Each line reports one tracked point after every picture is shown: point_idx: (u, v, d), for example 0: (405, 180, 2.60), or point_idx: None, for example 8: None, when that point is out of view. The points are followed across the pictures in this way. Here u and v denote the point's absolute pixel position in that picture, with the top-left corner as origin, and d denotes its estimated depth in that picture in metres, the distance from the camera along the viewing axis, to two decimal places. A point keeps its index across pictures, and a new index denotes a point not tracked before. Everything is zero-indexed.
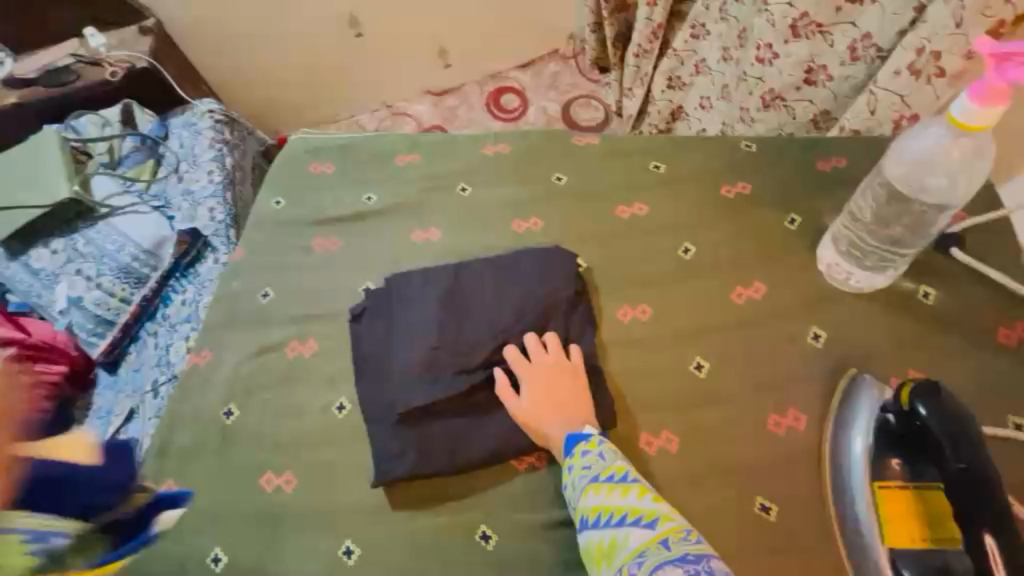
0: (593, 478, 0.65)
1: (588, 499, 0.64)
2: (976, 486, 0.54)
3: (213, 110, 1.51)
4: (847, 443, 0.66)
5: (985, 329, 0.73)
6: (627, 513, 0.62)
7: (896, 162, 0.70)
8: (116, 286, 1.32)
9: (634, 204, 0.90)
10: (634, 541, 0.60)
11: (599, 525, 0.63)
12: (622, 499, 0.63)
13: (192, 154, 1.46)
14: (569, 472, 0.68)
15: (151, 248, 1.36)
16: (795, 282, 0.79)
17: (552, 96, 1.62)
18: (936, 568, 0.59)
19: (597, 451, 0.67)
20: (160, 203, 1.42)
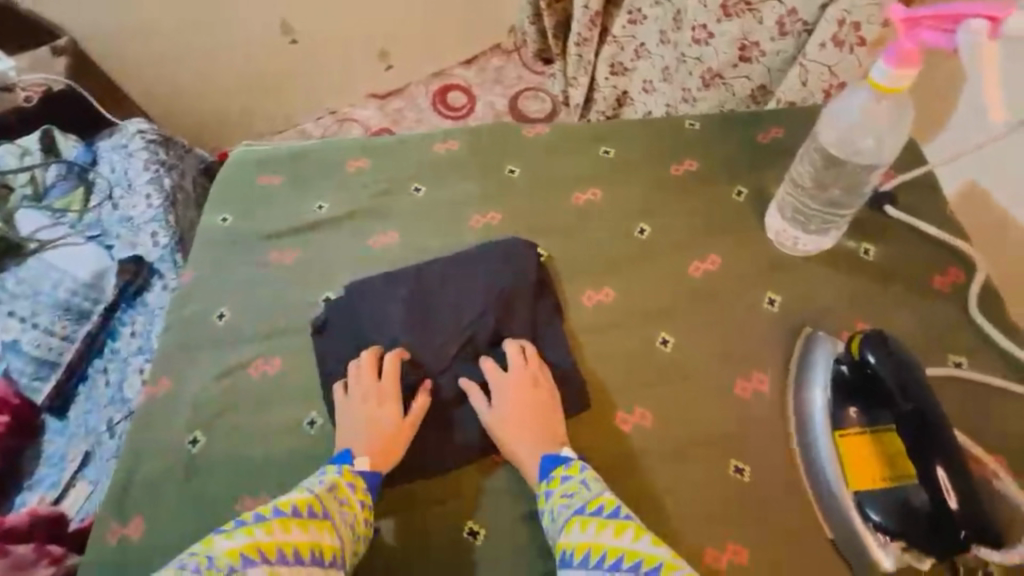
0: (578, 511, 0.63)
1: (575, 534, 0.61)
2: (926, 424, 0.57)
3: (144, 130, 1.44)
4: (808, 398, 0.69)
5: (921, 278, 0.78)
6: (623, 556, 0.59)
7: (828, 129, 0.74)
8: (57, 324, 1.26)
9: (588, 191, 0.92)
10: None
11: (591, 567, 0.59)
12: (615, 539, 0.60)
13: (126, 179, 1.40)
14: (548, 498, 0.66)
15: (92, 280, 1.31)
16: (747, 251, 0.82)
17: (498, 90, 1.63)
18: (899, 505, 0.61)
19: (579, 477, 0.66)
20: (95, 232, 1.36)
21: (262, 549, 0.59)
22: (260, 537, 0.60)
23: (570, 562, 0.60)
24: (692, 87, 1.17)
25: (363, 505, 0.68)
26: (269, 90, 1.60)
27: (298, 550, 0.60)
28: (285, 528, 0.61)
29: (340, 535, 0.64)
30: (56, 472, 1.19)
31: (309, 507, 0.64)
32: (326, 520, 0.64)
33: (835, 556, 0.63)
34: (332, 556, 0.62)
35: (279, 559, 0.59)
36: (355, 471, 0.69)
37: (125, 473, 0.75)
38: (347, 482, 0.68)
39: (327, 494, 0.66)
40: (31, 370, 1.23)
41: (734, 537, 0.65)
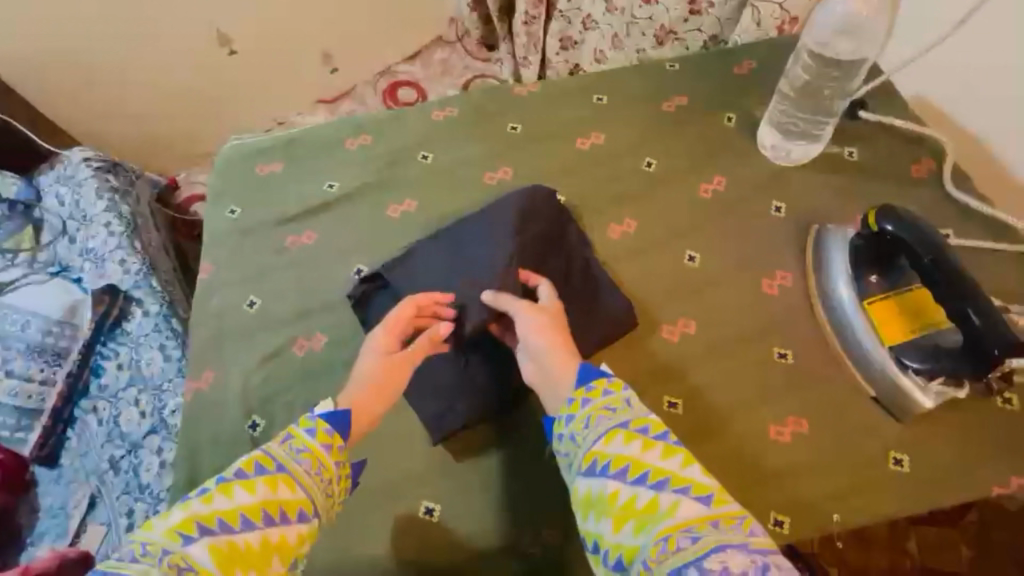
0: (620, 426, 0.60)
1: (616, 447, 0.58)
2: (945, 271, 0.63)
3: (89, 158, 1.40)
4: (833, 286, 0.75)
5: (902, 168, 0.87)
6: (668, 479, 0.56)
7: (814, 37, 0.83)
8: (32, 368, 1.24)
9: (591, 135, 0.96)
10: (681, 513, 0.54)
11: (628, 481, 0.57)
12: (662, 460, 0.57)
13: (80, 210, 1.36)
14: (585, 406, 0.62)
15: (65, 316, 1.28)
16: (747, 169, 0.89)
17: (448, 82, 1.52)
18: (930, 348, 0.68)
19: (623, 393, 0.62)
20: (56, 268, 1.36)
21: (200, 521, 0.53)
22: (196, 511, 0.54)
23: (604, 472, 0.58)
24: (644, 47, 1.28)
25: (329, 449, 0.62)
26: (219, 100, 1.55)
27: (245, 515, 0.55)
28: (226, 494, 0.56)
29: (303, 488, 0.58)
30: (61, 522, 1.22)
31: (256, 465, 0.58)
32: (281, 473, 0.58)
33: (881, 410, 0.71)
34: (298, 512, 0.57)
35: (220, 527, 0.54)
36: (315, 414, 0.63)
37: (187, 469, 0.73)
38: (304, 429, 0.62)
39: (277, 448, 0.60)
40: (14, 421, 1.23)
41: (790, 411, 0.71)
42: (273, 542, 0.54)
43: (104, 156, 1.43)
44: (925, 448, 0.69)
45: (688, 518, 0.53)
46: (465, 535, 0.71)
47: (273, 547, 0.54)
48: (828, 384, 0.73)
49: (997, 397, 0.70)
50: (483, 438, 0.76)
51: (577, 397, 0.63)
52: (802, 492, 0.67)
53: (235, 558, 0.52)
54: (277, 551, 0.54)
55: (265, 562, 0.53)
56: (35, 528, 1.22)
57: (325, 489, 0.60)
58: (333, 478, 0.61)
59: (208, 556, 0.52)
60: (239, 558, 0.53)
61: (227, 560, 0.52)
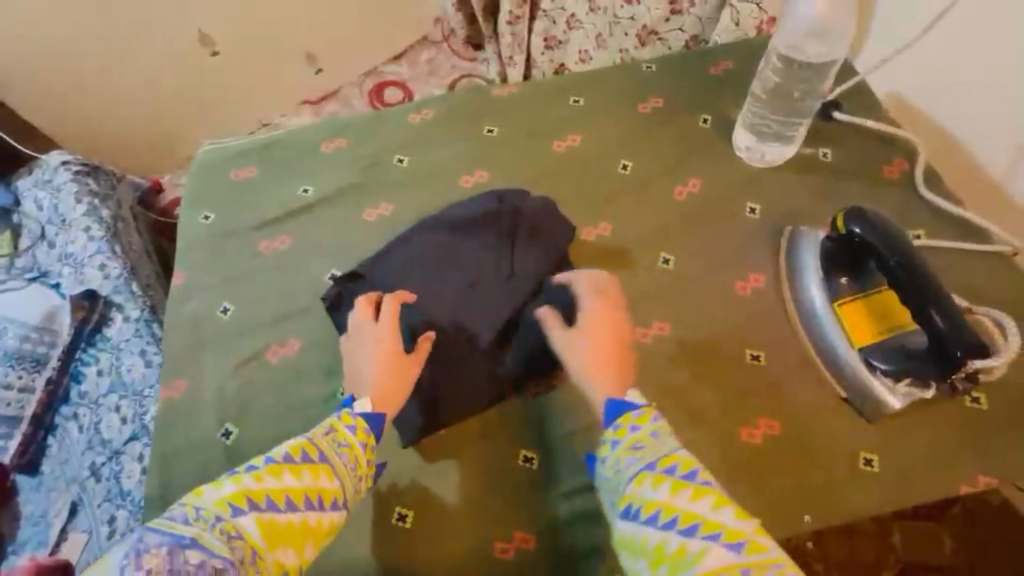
0: (646, 467, 0.55)
1: (645, 491, 0.53)
2: (912, 272, 0.64)
3: (67, 162, 1.38)
4: (805, 289, 0.75)
5: (875, 169, 0.88)
6: (698, 524, 0.50)
7: (784, 40, 0.84)
8: (12, 376, 1.24)
9: (567, 138, 0.96)
10: (711, 561, 0.48)
11: (657, 526, 0.51)
12: (691, 503, 0.51)
13: (59, 215, 1.35)
14: (612, 447, 0.58)
15: (43, 322, 1.28)
16: (723, 170, 0.89)
17: (434, 83, 1.50)
18: (898, 349, 0.69)
19: (650, 428, 0.57)
20: (34, 274, 1.36)
21: (252, 496, 0.53)
22: (247, 486, 0.54)
23: (636, 517, 0.52)
24: (627, 48, 1.27)
25: (365, 446, 0.63)
26: (201, 102, 1.52)
27: (291, 497, 0.55)
28: (275, 474, 0.56)
29: (340, 479, 0.59)
30: (43, 530, 1.20)
31: (303, 452, 0.59)
32: (324, 463, 0.59)
33: (853, 412, 0.71)
34: (332, 501, 0.57)
35: (268, 505, 0.53)
36: (356, 412, 0.65)
37: (159, 478, 0.73)
38: (346, 425, 0.64)
39: (322, 438, 0.61)
40: None
41: (762, 413, 0.72)
42: (310, 527, 0.55)
43: (82, 160, 1.41)
44: (896, 449, 0.69)
45: (718, 571, 0.47)
46: (440, 542, 0.70)
47: (310, 531, 0.54)
48: (800, 385, 0.73)
49: (966, 397, 0.71)
50: (456, 441, 0.75)
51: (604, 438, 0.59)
52: (770, 492, 0.67)
53: (278, 537, 0.52)
54: (312, 536, 0.55)
55: (301, 544, 0.53)
56: (16, 536, 1.21)
57: (356, 487, 0.61)
58: (363, 475, 0.62)
59: (257, 529, 0.51)
60: (283, 536, 0.52)
61: (271, 537, 0.52)
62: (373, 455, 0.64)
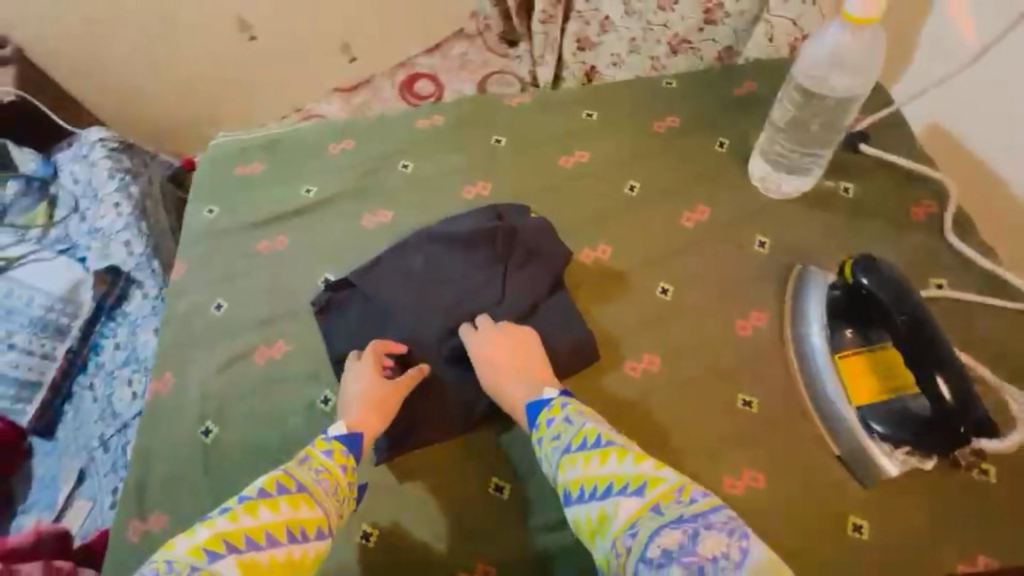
0: (566, 449, 0.62)
1: (568, 472, 0.61)
2: (920, 332, 0.59)
3: (104, 138, 1.41)
4: (807, 337, 0.72)
5: (900, 209, 0.82)
6: (612, 483, 0.58)
7: (805, 70, 0.78)
8: (34, 342, 1.25)
9: (575, 153, 0.93)
10: (625, 511, 0.56)
11: (583, 499, 0.59)
12: (603, 467, 0.60)
13: (92, 189, 1.38)
14: (539, 444, 0.65)
15: (67, 293, 1.30)
16: (735, 198, 0.85)
17: (465, 78, 1.37)
18: (898, 412, 0.65)
19: (563, 415, 0.65)
20: (64, 246, 1.37)
21: (228, 540, 0.53)
22: (224, 528, 0.54)
23: (565, 498, 0.60)
24: (658, 55, 1.23)
25: (344, 469, 0.64)
26: (232, 88, 1.53)
27: (270, 533, 0.55)
28: (252, 511, 0.56)
29: (321, 505, 0.59)
30: (52, 493, 1.21)
31: (279, 484, 0.59)
32: (303, 492, 0.59)
33: (845, 472, 0.67)
34: (316, 530, 0.57)
35: (247, 545, 0.54)
36: (331, 436, 0.66)
37: (139, 469, 0.74)
38: (321, 450, 0.64)
39: (297, 469, 0.61)
40: (14, 392, 1.23)
41: (747, 464, 0.68)
42: (294, 560, 0.55)
43: (118, 137, 1.44)
44: (886, 519, 0.64)
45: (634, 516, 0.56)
46: (403, 562, 0.69)
47: (295, 564, 0.55)
48: (791, 437, 0.69)
49: (974, 467, 0.66)
50: (430, 459, 0.74)
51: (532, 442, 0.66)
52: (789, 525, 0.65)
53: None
54: (298, 569, 0.55)
55: None
56: (27, 497, 1.22)
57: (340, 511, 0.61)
58: (345, 497, 0.63)
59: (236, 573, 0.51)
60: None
61: None
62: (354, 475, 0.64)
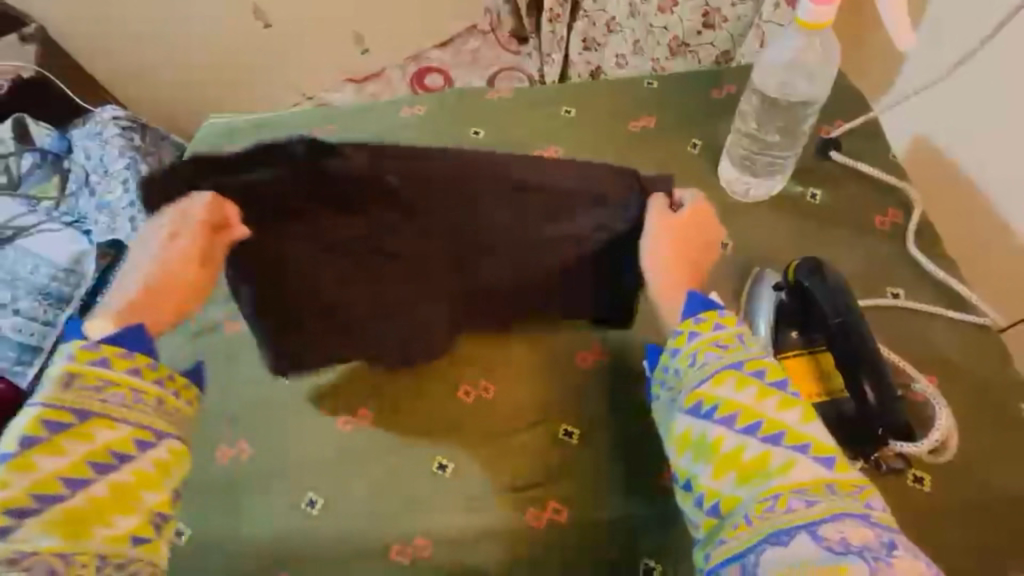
0: (734, 365, 0.54)
1: (726, 391, 0.53)
2: (849, 335, 0.63)
3: (117, 116, 1.45)
4: (751, 333, 0.70)
5: (866, 217, 0.82)
6: (786, 434, 0.50)
7: (761, 78, 0.80)
8: (37, 309, 1.28)
9: (549, 148, 0.94)
10: (796, 473, 0.49)
11: (736, 430, 0.51)
12: (779, 412, 0.51)
13: (102, 164, 1.38)
14: (692, 338, 0.57)
15: (71, 264, 1.32)
16: (702, 199, 0.86)
17: (475, 73, 1.44)
18: (832, 416, 0.64)
19: (736, 329, 0.57)
20: (72, 219, 1.38)
21: (14, 507, 0.46)
22: (5, 494, 0.46)
23: (708, 416, 0.53)
24: (658, 58, 1.19)
25: (143, 368, 0.54)
26: (243, 74, 1.57)
27: (70, 475, 0.48)
28: (25, 467, 0.47)
29: (127, 421, 0.51)
30: None
31: (49, 423, 0.49)
32: (90, 420, 0.50)
33: None
34: (137, 443, 0.51)
35: (43, 502, 0.47)
36: (98, 339, 0.54)
37: None
38: (91, 361, 0.52)
39: (73, 394, 0.51)
40: (15, 355, 1.25)
41: None
42: (127, 485, 0.50)
43: (132, 116, 1.48)
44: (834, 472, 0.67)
45: (803, 480, 0.48)
46: (343, 532, 0.71)
47: (132, 488, 0.50)
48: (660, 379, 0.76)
49: (907, 474, 0.66)
50: (411, 415, 0.77)
51: (683, 328, 0.58)
52: None
53: (87, 521, 0.47)
54: (141, 487, 0.50)
55: (127, 506, 0.49)
56: None
57: (170, 414, 0.54)
58: (164, 396, 0.54)
59: (50, 533, 0.46)
60: (90, 520, 0.47)
61: (76, 526, 0.47)
62: (164, 368, 0.55)
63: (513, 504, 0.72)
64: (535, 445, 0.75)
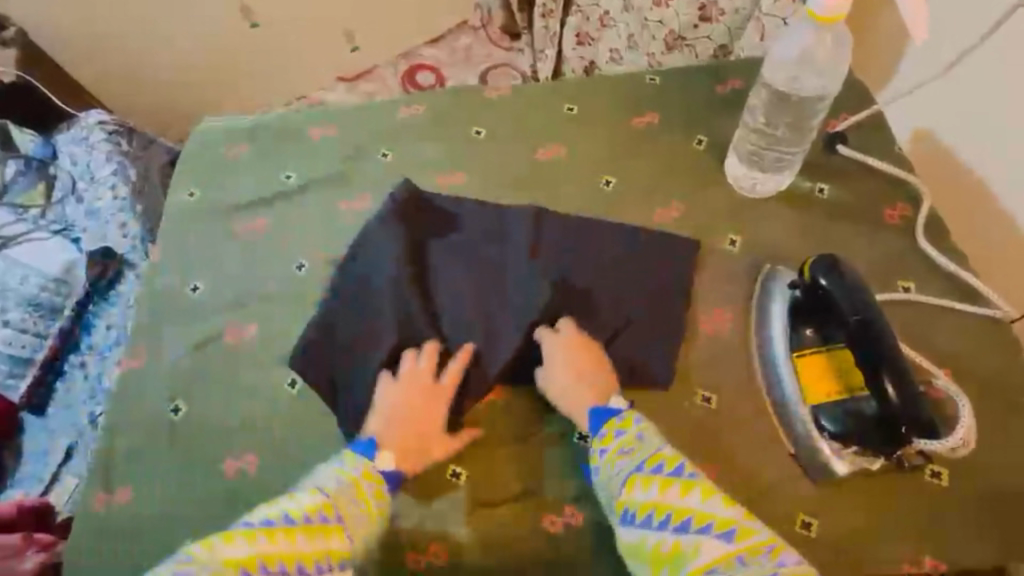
0: (638, 468, 0.63)
1: (638, 494, 0.61)
2: (869, 332, 0.62)
3: (103, 121, 1.40)
4: (768, 331, 0.72)
5: (875, 211, 0.82)
6: (691, 519, 0.58)
7: (772, 72, 0.79)
8: (28, 320, 1.25)
9: (553, 147, 0.93)
10: (706, 552, 0.56)
11: (654, 526, 0.59)
12: (682, 499, 0.60)
13: (90, 171, 1.36)
14: (602, 455, 0.66)
15: (62, 273, 1.28)
16: (709, 196, 0.85)
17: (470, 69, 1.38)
18: (850, 413, 0.65)
19: (634, 431, 0.66)
20: (60, 226, 1.34)
21: (262, 561, 0.57)
22: (263, 548, 0.58)
23: (632, 521, 0.61)
24: (654, 53, 1.18)
25: (379, 505, 0.66)
26: (232, 75, 1.53)
27: (300, 563, 0.58)
28: (288, 536, 0.59)
29: (351, 539, 0.62)
30: (40, 468, 1.19)
31: (320, 512, 0.62)
32: (338, 524, 0.62)
33: (798, 469, 0.67)
34: (341, 565, 0.60)
35: (274, 572, 0.57)
36: (378, 470, 0.68)
37: (108, 441, 0.76)
38: (366, 480, 0.66)
39: (342, 498, 0.64)
40: (6, 369, 1.23)
41: (704, 456, 0.69)
42: None
43: (118, 121, 1.44)
44: (773, 506, 0.66)
45: (711, 559, 0.55)
46: None
47: None
48: (642, 397, 0.73)
49: (925, 470, 0.66)
50: None
51: (593, 447, 0.67)
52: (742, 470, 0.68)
53: None
54: None
55: None
56: (16, 470, 1.20)
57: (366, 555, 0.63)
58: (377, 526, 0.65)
59: None
60: None
61: None
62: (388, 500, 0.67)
63: (531, 510, 0.71)
64: (550, 450, 0.74)
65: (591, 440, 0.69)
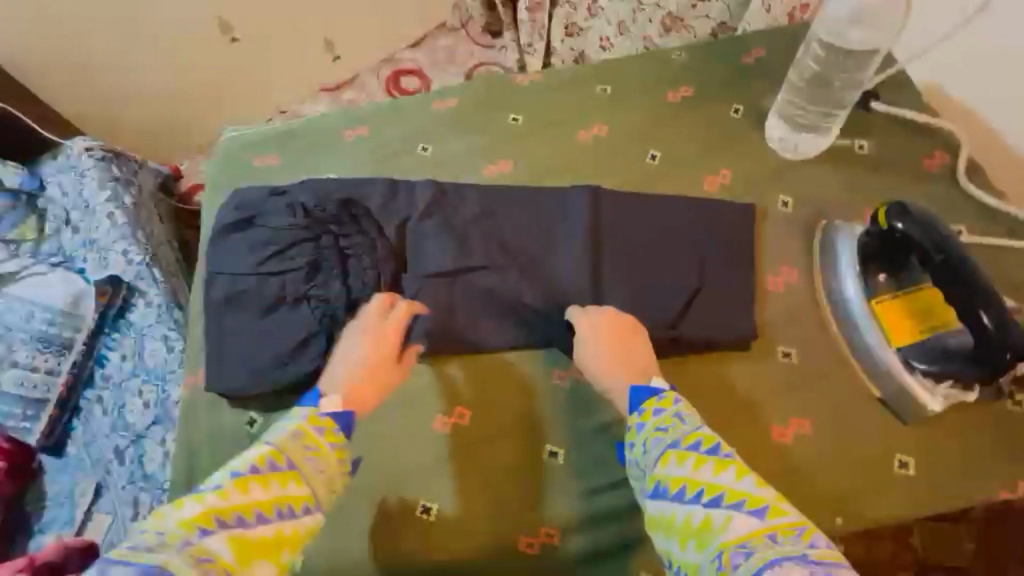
0: (672, 445, 0.60)
1: (672, 468, 0.58)
2: (957, 268, 0.65)
3: (89, 146, 1.11)
4: (840, 287, 0.77)
5: (916, 161, 0.86)
6: (723, 494, 0.55)
7: (826, 26, 0.80)
8: (36, 358, 1.03)
9: (594, 126, 0.94)
10: (735, 527, 0.52)
11: (685, 500, 0.56)
12: (715, 476, 0.56)
13: (83, 201, 1.10)
14: (639, 430, 0.63)
15: (68, 307, 1.05)
16: (756, 162, 0.87)
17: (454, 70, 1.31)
18: (939, 350, 0.70)
19: (674, 409, 0.63)
20: (60, 258, 1.12)
21: (219, 515, 0.51)
22: (214, 503, 0.51)
23: (664, 494, 0.57)
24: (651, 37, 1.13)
25: (334, 447, 0.59)
26: None
27: (260, 510, 0.52)
28: (241, 489, 0.53)
29: (310, 483, 0.56)
30: (67, 510, 1.03)
31: (270, 461, 0.55)
32: (293, 471, 0.55)
33: (890, 414, 0.73)
34: (303, 507, 0.55)
35: (235, 522, 0.51)
36: (325, 412, 0.60)
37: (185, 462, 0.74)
38: (314, 425, 0.59)
39: (288, 443, 0.57)
40: (20, 410, 1.03)
41: (792, 413, 0.73)
42: (285, 536, 0.53)
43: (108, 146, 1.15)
44: (836, 475, 0.71)
45: (742, 533, 0.52)
46: (466, 530, 0.70)
47: (285, 539, 0.52)
48: (726, 360, 0.76)
49: (1010, 399, 0.74)
50: (502, 410, 0.76)
51: (630, 423, 0.65)
52: (795, 457, 0.71)
53: (250, 553, 0.50)
54: (286, 543, 0.52)
55: (274, 554, 0.51)
56: (39, 517, 1.03)
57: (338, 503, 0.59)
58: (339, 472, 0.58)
59: (226, 548, 0.49)
60: (252, 551, 0.50)
61: (242, 552, 0.50)
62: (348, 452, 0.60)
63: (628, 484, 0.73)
64: None
65: (629, 416, 0.66)
